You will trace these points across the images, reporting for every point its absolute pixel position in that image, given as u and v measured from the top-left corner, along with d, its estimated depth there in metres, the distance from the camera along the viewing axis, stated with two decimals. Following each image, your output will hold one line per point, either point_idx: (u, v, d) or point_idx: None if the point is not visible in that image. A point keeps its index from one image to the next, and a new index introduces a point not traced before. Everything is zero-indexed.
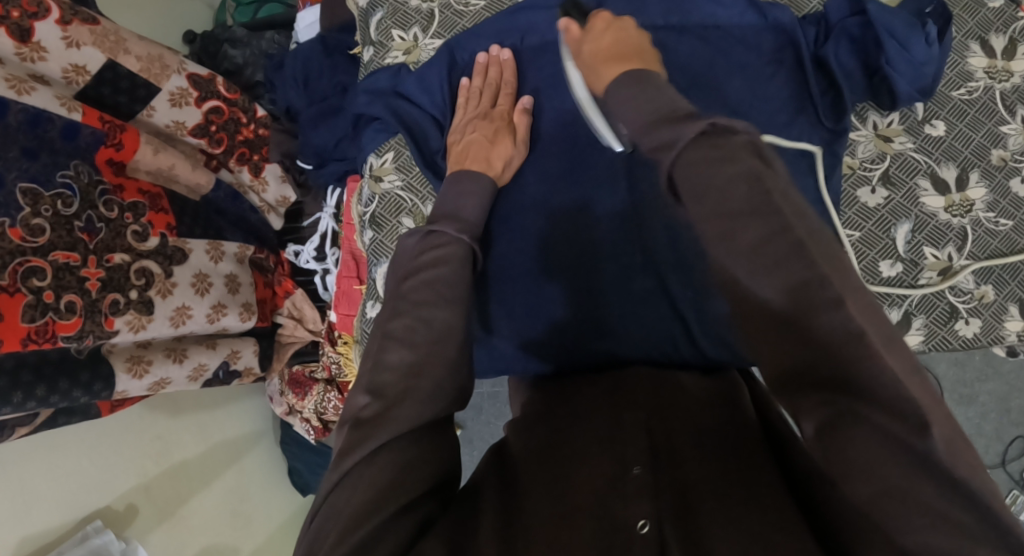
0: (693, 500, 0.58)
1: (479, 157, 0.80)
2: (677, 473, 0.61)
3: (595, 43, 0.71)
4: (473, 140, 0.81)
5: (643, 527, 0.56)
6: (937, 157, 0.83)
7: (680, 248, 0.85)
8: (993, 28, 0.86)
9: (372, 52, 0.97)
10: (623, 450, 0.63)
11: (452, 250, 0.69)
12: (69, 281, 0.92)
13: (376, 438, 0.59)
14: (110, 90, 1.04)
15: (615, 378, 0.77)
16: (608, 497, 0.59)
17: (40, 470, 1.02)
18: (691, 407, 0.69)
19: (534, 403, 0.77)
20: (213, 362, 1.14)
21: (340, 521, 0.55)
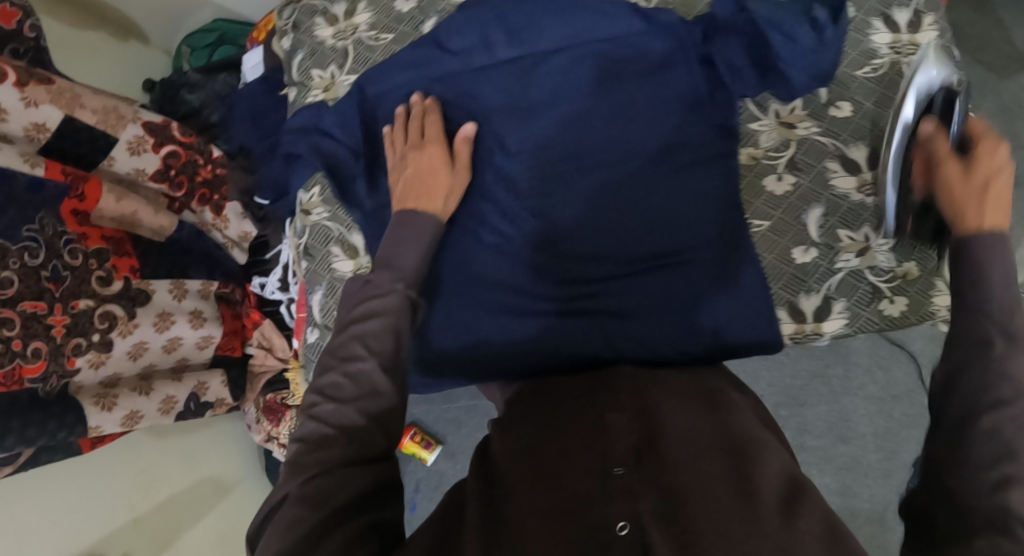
0: (681, 501, 0.59)
1: (419, 192, 0.77)
2: (664, 474, 0.62)
3: (982, 174, 0.70)
4: (411, 176, 0.79)
5: (622, 528, 0.57)
6: (846, 139, 0.83)
7: (621, 254, 0.82)
8: (895, 3, 0.86)
9: (295, 92, 1.01)
10: (605, 448, 0.64)
11: (389, 300, 0.68)
12: (37, 327, 0.98)
13: (310, 466, 0.60)
14: (72, 142, 1.10)
15: (596, 377, 0.77)
16: (590, 499, 0.60)
17: (31, 506, 1.07)
18: (676, 405, 0.70)
19: (514, 401, 0.78)
20: (181, 394, 1.19)
21: (287, 532, 0.56)
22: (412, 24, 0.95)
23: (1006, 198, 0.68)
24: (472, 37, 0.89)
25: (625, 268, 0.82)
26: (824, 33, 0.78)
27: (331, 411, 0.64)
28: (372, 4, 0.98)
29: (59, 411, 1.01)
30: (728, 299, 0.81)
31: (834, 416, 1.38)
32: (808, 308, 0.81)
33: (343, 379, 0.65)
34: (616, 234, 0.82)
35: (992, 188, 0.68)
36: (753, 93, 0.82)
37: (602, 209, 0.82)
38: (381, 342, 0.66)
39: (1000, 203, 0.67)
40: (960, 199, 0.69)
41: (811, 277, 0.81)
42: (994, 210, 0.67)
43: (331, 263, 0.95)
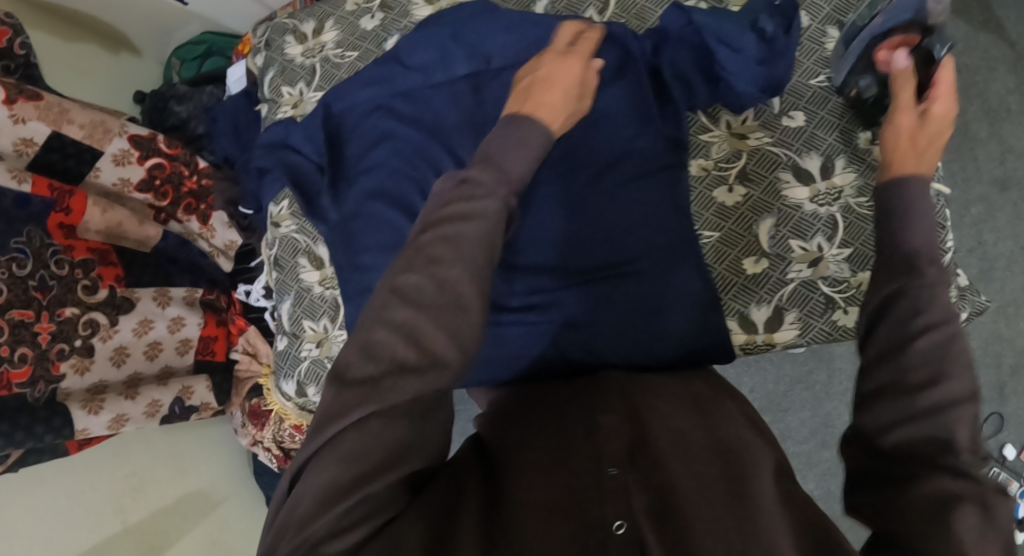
0: (675, 503, 0.58)
1: (543, 100, 0.69)
2: (657, 475, 0.61)
3: (923, 132, 0.68)
4: (541, 78, 0.71)
5: (619, 527, 0.56)
6: (798, 149, 0.83)
7: (618, 253, 0.81)
8: (852, 11, 0.85)
9: (267, 109, 1.03)
10: (598, 449, 0.63)
11: (484, 205, 0.60)
12: (25, 334, 1.02)
13: (361, 407, 0.53)
14: (60, 155, 1.15)
15: (585, 382, 0.76)
16: (584, 498, 0.59)
17: (20, 508, 1.12)
18: (668, 411, 0.69)
19: (502, 405, 0.76)
20: (166, 398, 1.22)
21: (308, 502, 0.51)
22: (375, 41, 0.98)
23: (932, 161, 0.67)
24: (431, 52, 0.90)
25: (624, 263, 0.81)
26: (775, 43, 0.79)
27: (407, 319, 0.55)
28: (339, 22, 1.01)
29: (46, 416, 1.04)
30: (677, 311, 0.81)
31: (818, 422, 1.37)
32: (759, 319, 0.82)
33: (426, 283, 0.56)
34: (610, 236, 0.81)
35: (922, 149, 0.68)
36: (703, 105, 0.83)
37: (568, 220, 0.82)
38: (472, 249, 0.58)
39: (931, 157, 0.67)
40: (893, 148, 0.69)
41: (762, 288, 0.82)
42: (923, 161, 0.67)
43: (298, 274, 0.97)
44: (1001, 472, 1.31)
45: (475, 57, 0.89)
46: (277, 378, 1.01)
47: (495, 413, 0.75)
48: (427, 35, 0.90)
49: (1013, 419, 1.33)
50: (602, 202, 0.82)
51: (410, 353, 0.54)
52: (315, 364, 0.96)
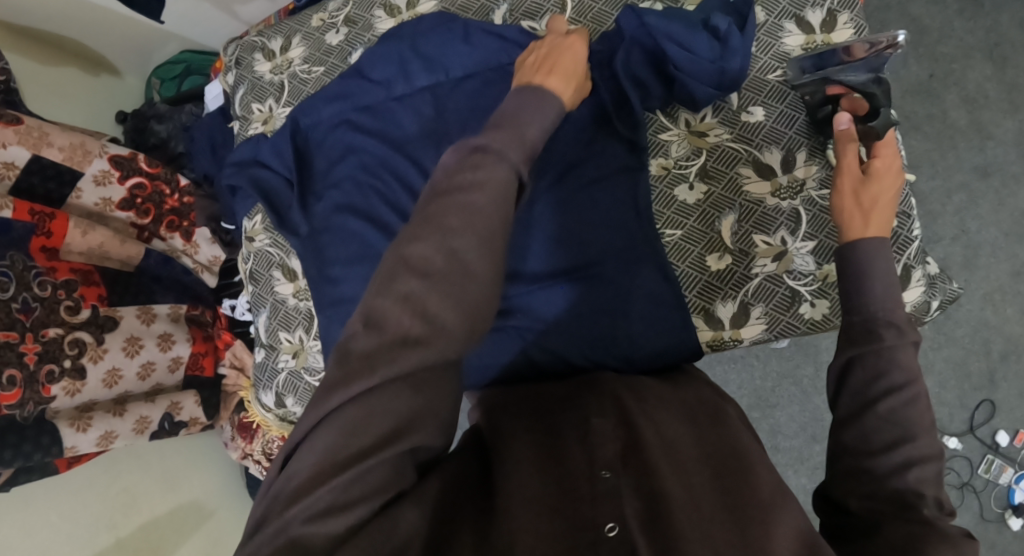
0: (667, 507, 0.59)
1: (555, 73, 0.74)
2: (648, 478, 0.62)
3: (874, 191, 0.72)
4: (556, 56, 0.76)
5: (611, 529, 0.57)
6: (758, 144, 0.83)
7: (608, 255, 0.81)
8: (809, 4, 0.85)
9: (239, 126, 1.05)
10: (592, 452, 0.64)
11: (493, 171, 0.60)
12: (10, 356, 1.03)
13: (370, 378, 0.54)
14: (40, 178, 1.17)
15: (576, 385, 0.77)
16: (577, 501, 0.60)
17: (12, 529, 1.12)
18: (663, 417, 0.70)
19: (497, 398, 0.77)
20: (156, 414, 1.24)
21: (306, 476, 0.52)
22: (340, 55, 0.99)
23: (886, 214, 0.72)
24: (391, 65, 0.91)
25: (613, 265, 0.81)
26: (729, 41, 0.80)
27: (417, 288, 0.56)
28: (305, 38, 1.02)
29: (34, 433, 1.08)
30: (641, 313, 0.81)
31: (807, 416, 1.37)
32: (724, 315, 0.82)
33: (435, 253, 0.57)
34: (600, 237, 0.82)
35: (877, 208, 0.72)
36: (659, 104, 0.85)
37: (555, 220, 0.83)
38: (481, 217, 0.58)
39: (884, 215, 0.71)
40: (846, 212, 0.73)
41: (728, 285, 0.82)
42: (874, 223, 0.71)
43: (273, 287, 0.98)
44: (995, 460, 1.31)
45: (436, 71, 0.91)
46: (257, 390, 1.02)
47: (490, 405, 0.76)
48: (390, 48, 0.92)
49: (1004, 406, 1.32)
50: (563, 203, 0.82)
51: (416, 326, 0.55)
52: (292, 375, 0.97)
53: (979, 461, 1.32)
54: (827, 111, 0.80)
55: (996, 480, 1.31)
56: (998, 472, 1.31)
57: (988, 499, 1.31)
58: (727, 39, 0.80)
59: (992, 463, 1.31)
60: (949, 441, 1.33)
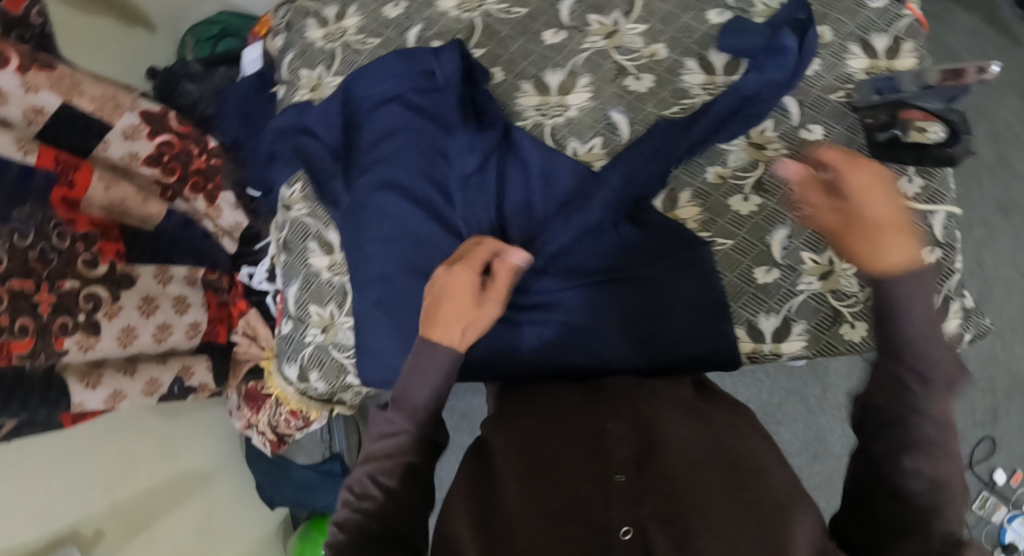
0: (681, 507, 0.60)
1: (449, 317, 0.72)
2: (662, 479, 0.63)
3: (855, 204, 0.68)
4: (442, 299, 0.73)
5: (626, 532, 0.59)
6: (814, 162, 0.84)
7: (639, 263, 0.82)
8: (874, 29, 0.86)
9: (284, 90, 1.02)
10: (605, 457, 0.65)
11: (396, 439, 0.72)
12: (24, 305, 1.01)
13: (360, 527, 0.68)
14: (67, 128, 1.14)
15: (588, 385, 0.77)
16: (591, 506, 0.61)
17: (9, 480, 1.09)
18: (673, 416, 0.70)
19: (505, 406, 0.78)
20: (166, 377, 1.22)
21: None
22: (398, 29, 0.96)
23: (891, 227, 0.65)
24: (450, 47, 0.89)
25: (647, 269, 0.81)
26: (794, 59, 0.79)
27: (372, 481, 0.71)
28: (362, 8, 1.00)
29: (41, 389, 1.05)
30: (675, 321, 0.81)
31: (810, 435, 1.38)
32: (767, 328, 0.82)
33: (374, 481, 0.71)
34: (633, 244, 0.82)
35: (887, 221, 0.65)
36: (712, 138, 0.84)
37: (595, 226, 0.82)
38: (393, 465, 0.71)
39: (885, 225, 0.65)
40: (859, 238, 0.66)
41: (772, 301, 0.82)
42: (893, 246, 0.64)
43: (307, 258, 0.96)
44: (991, 497, 1.33)
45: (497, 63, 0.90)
46: (280, 362, 1.01)
47: (497, 416, 0.78)
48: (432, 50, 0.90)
49: (1004, 444, 1.34)
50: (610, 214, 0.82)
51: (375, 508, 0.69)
52: (319, 349, 0.96)
53: (974, 496, 1.34)
54: (894, 134, 0.81)
55: (988, 517, 1.33)
56: (992, 509, 1.33)
57: (980, 535, 1.33)
58: (751, 72, 0.80)
59: (987, 500, 1.34)
60: None
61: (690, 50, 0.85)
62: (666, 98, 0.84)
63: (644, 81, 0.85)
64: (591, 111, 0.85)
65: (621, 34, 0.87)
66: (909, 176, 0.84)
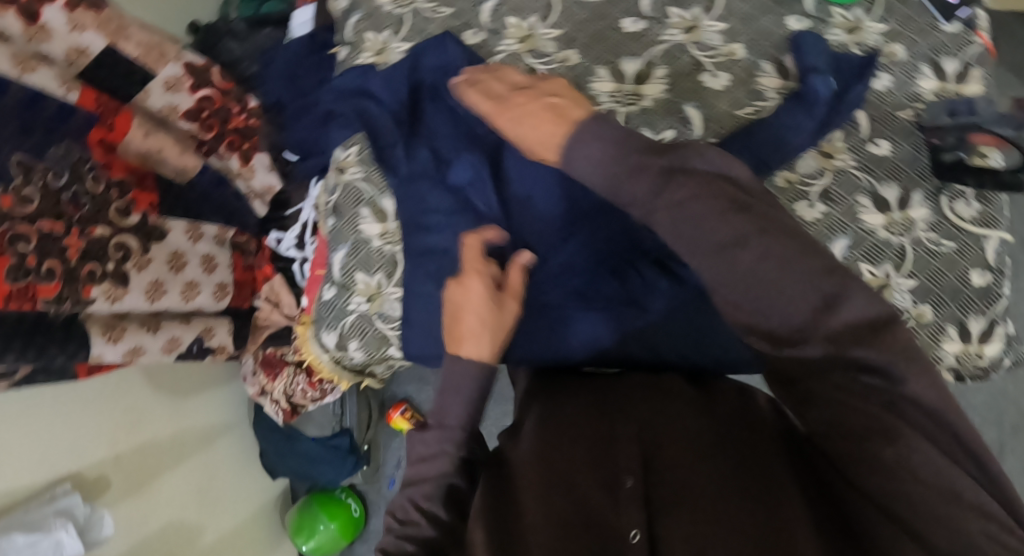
0: (687, 505, 0.61)
1: (471, 333, 0.74)
2: (671, 478, 0.63)
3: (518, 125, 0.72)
4: (460, 313, 0.75)
5: (635, 536, 0.59)
6: (879, 176, 0.85)
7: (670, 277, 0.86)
8: (945, 51, 0.87)
9: (347, 51, 1.01)
10: (614, 462, 0.66)
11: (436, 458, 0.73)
12: (52, 248, 0.98)
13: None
14: (109, 73, 1.11)
15: (601, 392, 0.79)
16: (601, 512, 0.63)
17: (16, 427, 1.06)
18: (678, 414, 0.71)
19: (523, 411, 0.82)
20: (186, 336, 1.19)
21: None
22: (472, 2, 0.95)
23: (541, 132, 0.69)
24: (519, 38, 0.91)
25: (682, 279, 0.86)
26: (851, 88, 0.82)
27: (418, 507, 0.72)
28: None
29: (62, 338, 1.01)
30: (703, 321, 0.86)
31: None
32: None
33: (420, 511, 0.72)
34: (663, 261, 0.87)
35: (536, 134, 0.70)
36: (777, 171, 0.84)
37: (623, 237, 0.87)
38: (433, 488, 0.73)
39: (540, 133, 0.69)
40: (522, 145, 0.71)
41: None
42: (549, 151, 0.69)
43: (357, 224, 0.95)
44: None
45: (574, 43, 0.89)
46: (317, 327, 1.00)
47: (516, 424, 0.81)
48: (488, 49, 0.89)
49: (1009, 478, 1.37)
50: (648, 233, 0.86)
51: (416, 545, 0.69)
52: (362, 318, 0.96)
53: None
54: (958, 157, 0.83)
55: None
56: None
57: None
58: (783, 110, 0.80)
59: None
60: None
61: (766, 53, 0.86)
62: (741, 98, 0.85)
63: (720, 78, 0.86)
64: (666, 103, 0.86)
65: (700, 30, 0.88)
66: (967, 200, 0.85)
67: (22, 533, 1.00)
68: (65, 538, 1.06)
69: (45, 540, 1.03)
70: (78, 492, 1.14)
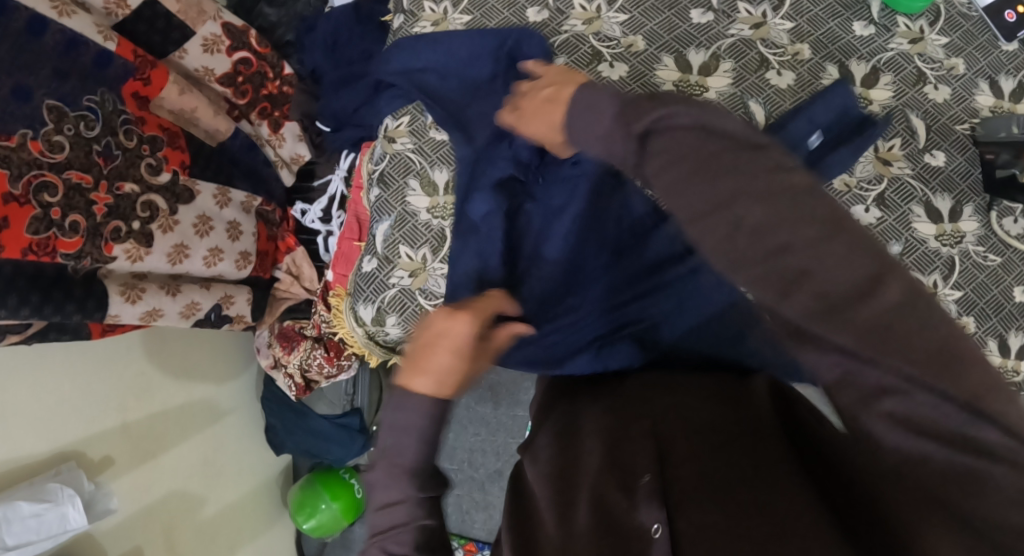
0: (706, 493, 0.58)
1: (438, 370, 0.66)
2: (686, 466, 0.61)
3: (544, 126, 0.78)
4: (437, 344, 0.67)
5: (656, 530, 0.57)
6: (933, 187, 0.86)
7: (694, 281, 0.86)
8: (1004, 70, 0.88)
9: (402, 20, 0.98)
10: (628, 462, 0.65)
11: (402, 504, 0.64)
12: (79, 201, 0.95)
13: None
14: (147, 26, 1.08)
15: (612, 395, 0.78)
16: (617, 510, 0.61)
17: (23, 384, 1.02)
18: (691, 405, 0.69)
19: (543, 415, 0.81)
20: (206, 303, 1.16)
21: None
22: None
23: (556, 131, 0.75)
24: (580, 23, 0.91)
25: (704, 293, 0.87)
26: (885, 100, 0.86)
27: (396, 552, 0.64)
28: None
29: (82, 294, 0.98)
30: (692, 311, 0.85)
31: None
32: None
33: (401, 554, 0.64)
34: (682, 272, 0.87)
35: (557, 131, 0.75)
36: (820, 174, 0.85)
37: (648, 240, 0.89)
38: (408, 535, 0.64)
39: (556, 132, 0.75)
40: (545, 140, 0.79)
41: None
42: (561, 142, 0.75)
43: (405, 196, 0.98)
44: None
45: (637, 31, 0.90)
46: (354, 300, 1.01)
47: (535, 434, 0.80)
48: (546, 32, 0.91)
49: None
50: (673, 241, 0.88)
51: None
52: (403, 293, 0.98)
53: None
54: (1011, 174, 0.83)
55: None
56: None
57: None
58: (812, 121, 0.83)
59: None
60: None
61: (832, 56, 0.87)
62: (805, 98, 0.86)
63: (785, 77, 0.87)
64: (731, 97, 0.86)
65: (768, 27, 0.88)
66: (1016, 216, 0.85)
67: (28, 501, 0.97)
68: (71, 512, 1.02)
69: (51, 512, 0.99)
70: (82, 470, 1.10)
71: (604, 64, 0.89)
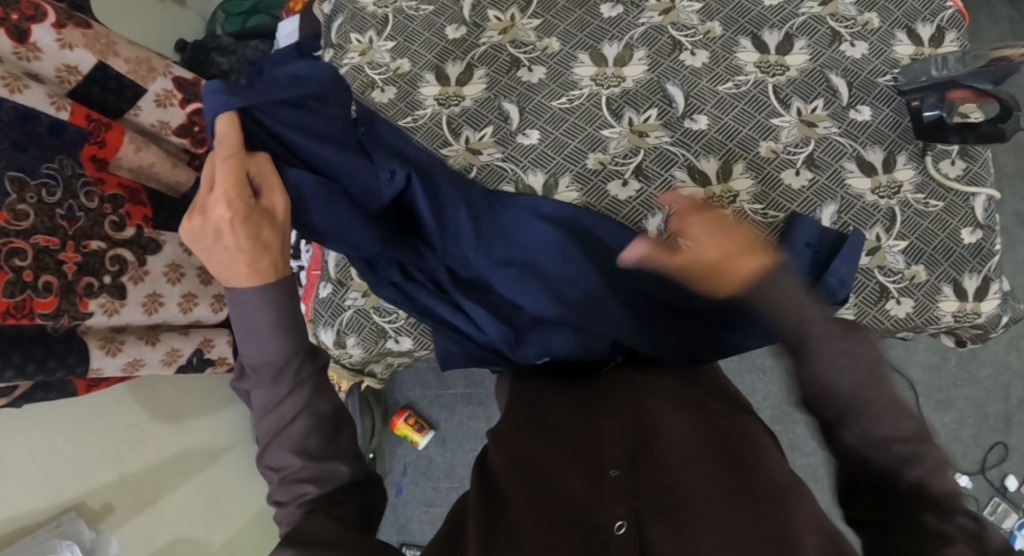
0: (678, 504, 0.60)
1: (242, 267, 0.64)
2: (656, 473, 0.62)
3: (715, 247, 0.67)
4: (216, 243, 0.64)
5: (620, 527, 0.59)
6: (863, 141, 0.86)
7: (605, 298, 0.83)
8: (920, 18, 0.89)
9: (331, 54, 1.02)
10: (600, 456, 0.65)
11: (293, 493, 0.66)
12: (48, 262, 0.98)
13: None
14: (99, 89, 1.12)
15: (586, 389, 0.77)
16: (586, 501, 0.61)
17: (18, 446, 1.05)
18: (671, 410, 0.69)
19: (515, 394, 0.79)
20: (186, 348, 1.21)
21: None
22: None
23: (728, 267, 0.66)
24: (496, 34, 0.95)
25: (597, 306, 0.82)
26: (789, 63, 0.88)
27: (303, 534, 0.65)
28: None
29: (61, 351, 1.01)
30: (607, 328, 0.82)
31: None
32: None
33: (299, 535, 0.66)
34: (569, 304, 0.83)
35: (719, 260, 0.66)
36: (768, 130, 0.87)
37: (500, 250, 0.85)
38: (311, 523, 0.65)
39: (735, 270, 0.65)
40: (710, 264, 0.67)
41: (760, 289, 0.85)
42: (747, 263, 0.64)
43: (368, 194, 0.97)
44: (1002, 502, 1.38)
45: (554, 34, 0.93)
46: (314, 326, 1.01)
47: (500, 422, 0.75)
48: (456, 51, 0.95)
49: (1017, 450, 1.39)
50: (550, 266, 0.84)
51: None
52: (359, 313, 0.98)
53: (986, 501, 1.39)
54: (938, 116, 0.83)
55: (1000, 523, 1.38)
56: (1003, 515, 1.38)
57: None
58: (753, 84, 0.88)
59: (998, 506, 1.39)
60: (960, 478, 1.40)
61: (744, 29, 0.90)
62: (721, 74, 0.89)
63: (699, 56, 0.90)
64: (649, 83, 0.89)
65: (677, 11, 0.92)
66: (953, 158, 0.86)
67: None
68: None
69: None
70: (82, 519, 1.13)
71: (523, 69, 0.93)
